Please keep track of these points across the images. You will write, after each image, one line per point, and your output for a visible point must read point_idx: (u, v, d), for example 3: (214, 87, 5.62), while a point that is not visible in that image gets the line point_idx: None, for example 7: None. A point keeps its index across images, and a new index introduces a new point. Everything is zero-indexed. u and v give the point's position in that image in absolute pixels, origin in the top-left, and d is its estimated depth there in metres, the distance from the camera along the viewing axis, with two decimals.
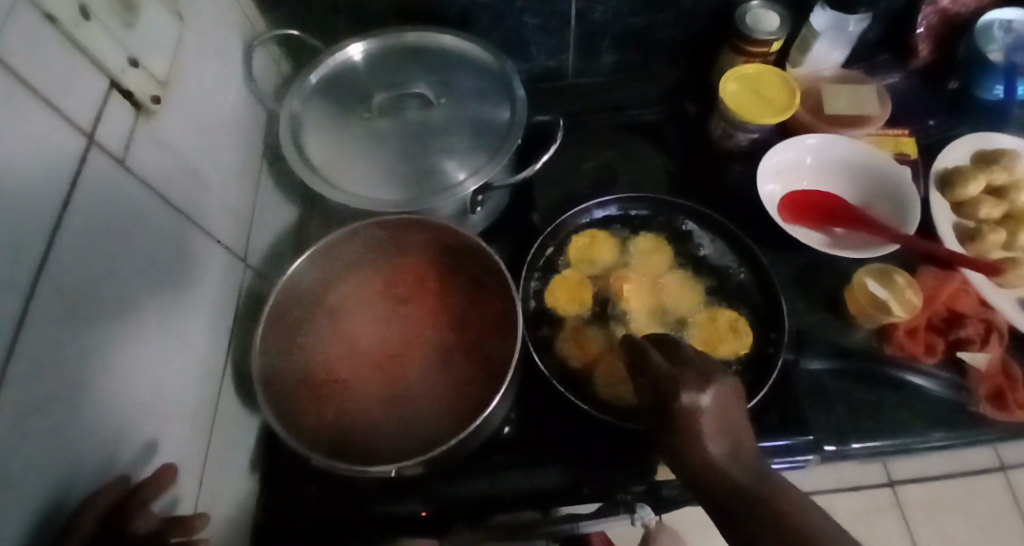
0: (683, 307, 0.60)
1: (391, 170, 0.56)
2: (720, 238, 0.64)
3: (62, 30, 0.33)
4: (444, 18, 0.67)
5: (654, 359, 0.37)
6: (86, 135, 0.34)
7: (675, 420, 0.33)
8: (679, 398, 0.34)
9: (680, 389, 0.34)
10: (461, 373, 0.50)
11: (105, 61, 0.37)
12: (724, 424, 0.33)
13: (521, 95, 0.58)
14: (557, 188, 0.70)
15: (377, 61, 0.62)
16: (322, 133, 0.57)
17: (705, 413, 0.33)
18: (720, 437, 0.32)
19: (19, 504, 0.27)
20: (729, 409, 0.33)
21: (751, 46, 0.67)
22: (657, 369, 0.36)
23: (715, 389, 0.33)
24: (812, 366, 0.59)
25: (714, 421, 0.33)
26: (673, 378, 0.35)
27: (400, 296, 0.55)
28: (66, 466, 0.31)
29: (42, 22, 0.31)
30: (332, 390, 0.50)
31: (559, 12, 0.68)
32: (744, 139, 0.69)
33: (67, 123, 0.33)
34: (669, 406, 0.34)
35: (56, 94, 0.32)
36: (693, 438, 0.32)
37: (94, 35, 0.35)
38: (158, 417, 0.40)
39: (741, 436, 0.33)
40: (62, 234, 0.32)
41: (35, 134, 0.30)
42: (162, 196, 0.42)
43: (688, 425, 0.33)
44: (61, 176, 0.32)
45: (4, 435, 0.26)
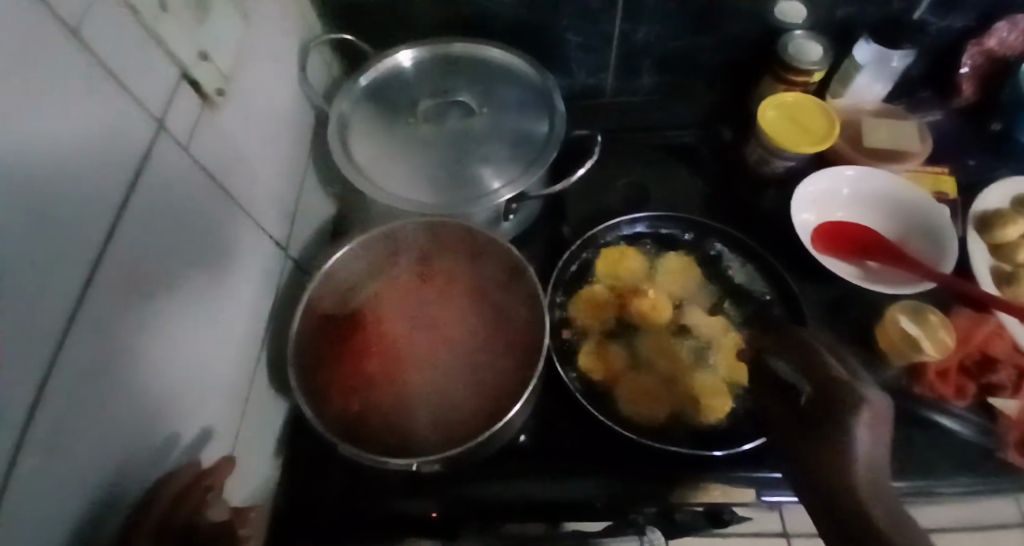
0: (708, 328, 0.59)
1: (432, 174, 0.58)
2: (748, 260, 0.64)
3: (142, 20, 0.35)
4: (491, 30, 0.69)
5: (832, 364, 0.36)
6: (156, 121, 0.36)
7: (824, 435, 0.32)
8: (840, 408, 0.32)
9: (848, 393, 0.33)
10: (485, 377, 0.51)
11: (179, 52, 0.39)
12: (873, 435, 0.32)
13: (561, 110, 0.60)
14: (590, 202, 0.72)
15: (421, 67, 0.64)
16: (368, 134, 0.59)
17: (864, 433, 0.31)
18: (871, 455, 0.31)
19: (66, 466, 0.29)
20: (879, 426, 0.32)
21: (792, 75, 0.68)
22: (824, 373, 0.36)
23: (872, 405, 0.32)
24: None
25: (866, 433, 0.32)
26: (840, 387, 0.33)
27: (430, 297, 0.56)
28: (113, 434, 0.33)
29: (125, 12, 0.34)
30: (360, 381, 0.51)
31: (602, 32, 0.70)
32: (780, 166, 0.69)
33: (139, 112, 0.35)
34: (824, 418, 0.33)
35: (132, 80, 0.34)
36: (834, 447, 0.31)
37: (170, 27, 0.38)
38: (197, 396, 0.41)
39: (883, 469, 0.31)
40: (127, 211, 0.33)
41: (109, 116, 0.32)
42: (218, 183, 0.44)
43: (830, 434, 0.32)
44: (131, 157, 0.34)
45: (58, 396, 0.28)
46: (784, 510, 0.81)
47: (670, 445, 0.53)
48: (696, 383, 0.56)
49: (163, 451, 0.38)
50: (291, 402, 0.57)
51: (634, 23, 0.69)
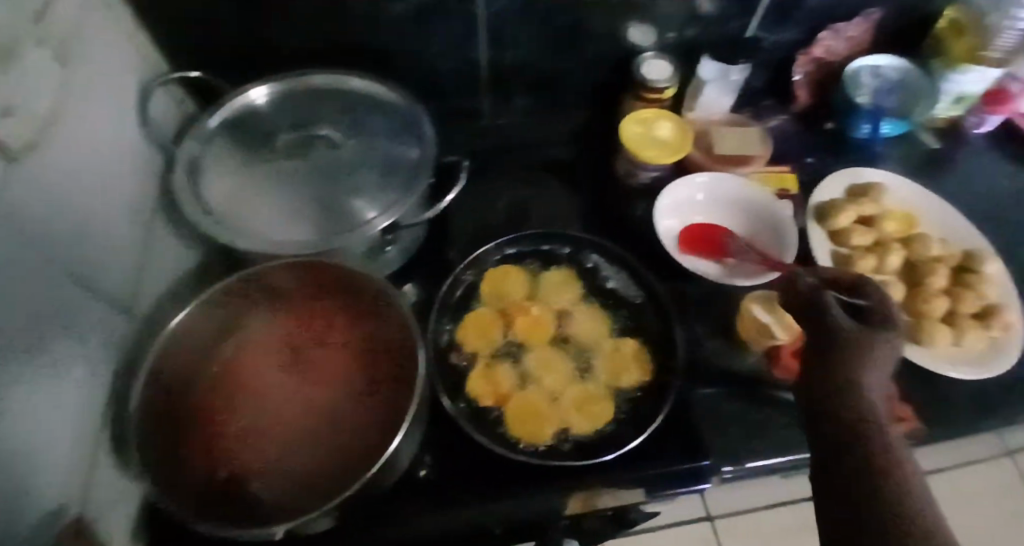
0: (588, 340, 0.62)
1: (297, 212, 0.56)
2: (620, 267, 0.66)
3: None
4: (353, 59, 0.68)
5: (836, 339, 0.35)
6: None
7: (836, 365, 0.34)
8: (858, 345, 0.35)
9: (867, 334, 0.35)
10: (360, 420, 0.49)
11: None
12: (878, 371, 0.35)
13: (430, 135, 0.61)
14: (472, 225, 0.73)
15: (277, 101, 0.62)
16: (223, 175, 0.57)
17: (872, 366, 0.34)
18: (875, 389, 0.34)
19: None
20: (885, 364, 0.35)
21: (647, 92, 0.72)
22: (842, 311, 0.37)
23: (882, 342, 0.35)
24: (703, 391, 0.62)
25: (876, 369, 0.34)
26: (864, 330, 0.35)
27: (300, 342, 0.54)
28: None
29: None
30: (221, 443, 0.48)
31: (469, 58, 0.71)
32: (646, 177, 0.74)
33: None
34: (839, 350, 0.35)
35: None
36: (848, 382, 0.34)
37: None
38: (28, 491, 0.36)
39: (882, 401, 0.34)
40: None
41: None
42: (34, 248, 0.40)
43: (846, 373, 0.34)
44: None
45: None
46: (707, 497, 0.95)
47: (561, 460, 0.54)
48: (579, 393, 0.58)
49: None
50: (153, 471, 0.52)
51: (500, 47, 0.70)
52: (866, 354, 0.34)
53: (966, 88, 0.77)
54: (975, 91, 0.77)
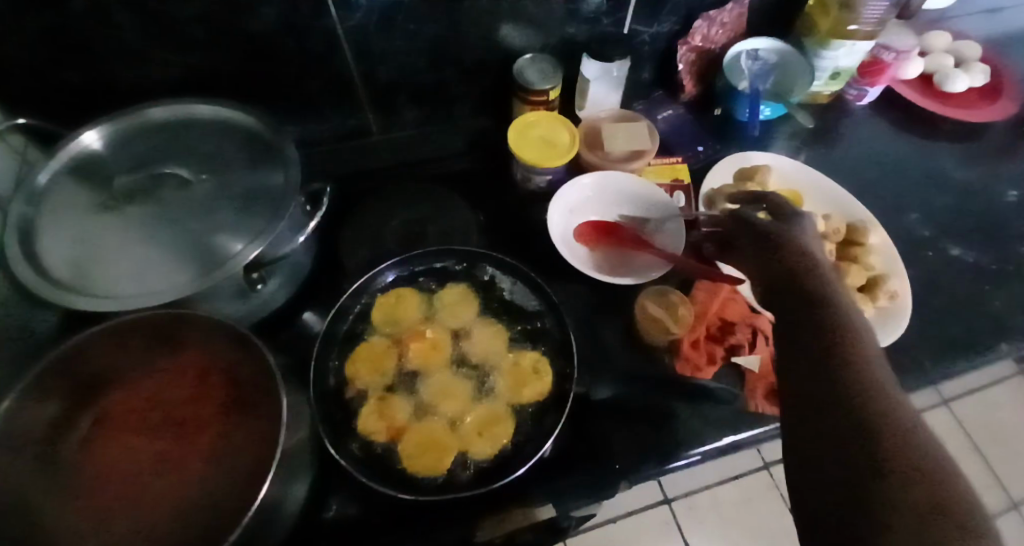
0: (487, 357, 0.59)
1: (150, 260, 0.52)
2: (517, 277, 0.64)
3: None
4: (211, 89, 0.64)
5: (820, 321, 0.41)
6: None
7: (838, 347, 0.39)
8: (846, 329, 0.40)
9: (855, 321, 0.41)
10: (233, 472, 0.47)
11: None
12: (877, 356, 0.39)
13: (291, 157, 0.57)
14: (364, 250, 0.70)
15: (118, 143, 0.57)
16: (61, 232, 0.52)
17: (869, 347, 0.39)
18: (881, 368, 0.39)
19: None
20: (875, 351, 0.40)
21: (532, 95, 0.71)
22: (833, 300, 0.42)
23: (867, 331, 0.41)
24: (601, 394, 0.61)
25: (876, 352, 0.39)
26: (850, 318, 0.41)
27: (169, 400, 0.51)
28: None
29: None
30: (85, 530, 0.45)
31: (340, 76, 0.68)
32: (542, 181, 0.72)
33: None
34: (835, 332, 0.40)
35: None
36: (851, 362, 0.38)
37: None
38: None
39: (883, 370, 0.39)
40: None
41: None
42: None
43: (844, 353, 0.38)
44: None
45: None
46: (660, 481, 1.09)
47: (458, 492, 0.51)
48: (478, 415, 0.56)
49: None
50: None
51: (371, 63, 0.67)
52: (857, 331, 0.40)
53: (840, 62, 0.79)
54: (848, 65, 0.79)
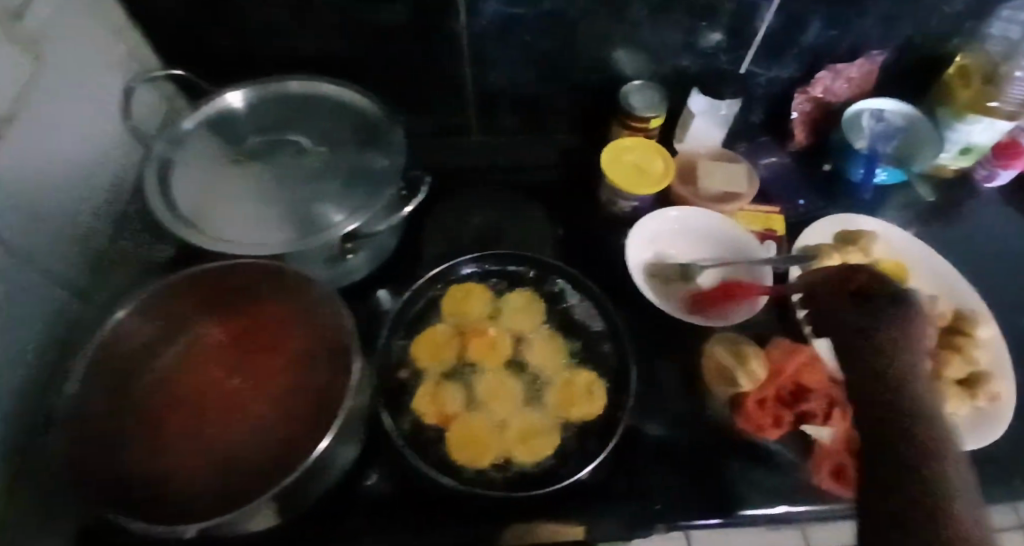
0: (544, 367, 0.59)
1: (256, 213, 0.56)
2: (587, 295, 0.63)
3: None
4: (333, 70, 0.69)
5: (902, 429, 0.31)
6: None
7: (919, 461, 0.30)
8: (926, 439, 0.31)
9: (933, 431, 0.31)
10: (294, 425, 0.48)
11: None
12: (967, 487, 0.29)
13: (398, 145, 0.60)
14: (442, 241, 0.72)
15: (254, 106, 0.63)
16: (190, 174, 0.58)
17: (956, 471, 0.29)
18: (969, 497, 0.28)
19: None
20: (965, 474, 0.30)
21: (634, 122, 0.71)
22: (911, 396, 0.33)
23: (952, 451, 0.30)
24: (653, 430, 0.59)
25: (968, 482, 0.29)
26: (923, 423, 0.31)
27: (251, 342, 0.53)
28: None
29: None
30: (150, 442, 0.48)
31: (451, 75, 0.70)
32: (627, 206, 0.72)
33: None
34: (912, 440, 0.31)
35: None
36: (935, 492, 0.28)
37: None
38: None
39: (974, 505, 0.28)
40: None
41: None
42: None
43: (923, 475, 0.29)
44: None
45: None
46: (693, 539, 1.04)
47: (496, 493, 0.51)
48: (524, 423, 0.55)
49: None
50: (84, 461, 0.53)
51: (482, 67, 0.69)
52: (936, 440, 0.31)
53: (974, 138, 0.73)
54: (982, 142, 0.74)
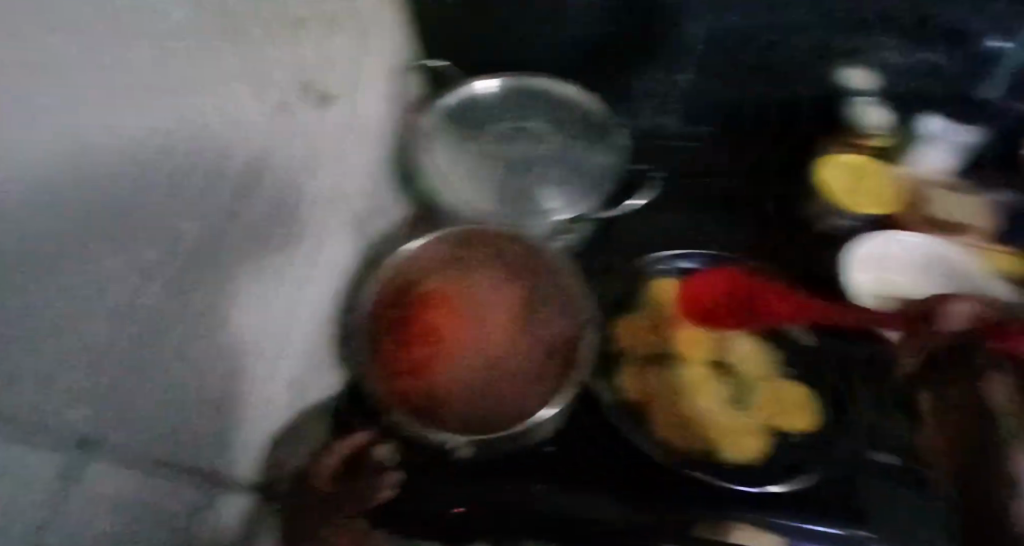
0: (753, 371, 0.60)
1: (496, 189, 0.64)
2: (799, 310, 0.64)
3: (267, 30, 0.39)
4: (570, 67, 0.73)
5: None
6: (257, 115, 0.39)
7: None
8: None
9: None
10: (527, 377, 0.57)
11: (281, 60, 0.42)
12: None
13: (624, 148, 0.66)
14: (644, 236, 0.73)
15: (505, 91, 0.69)
16: (448, 146, 0.66)
17: None
18: None
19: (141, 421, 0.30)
20: None
21: (856, 138, 0.70)
22: None
23: None
24: (888, 460, 0.54)
25: None
26: None
27: (482, 296, 0.60)
28: (196, 397, 0.35)
29: (255, 21, 0.38)
30: (407, 358, 0.57)
31: (678, 78, 0.72)
32: (839, 225, 0.70)
33: (275, 106, 0.41)
34: None
35: (255, 77, 0.38)
36: None
37: (279, 35, 0.41)
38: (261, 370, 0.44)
39: None
40: (237, 199, 0.37)
41: (253, 116, 0.38)
42: (307, 180, 0.48)
43: None
44: (244, 150, 0.37)
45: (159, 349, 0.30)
46: None
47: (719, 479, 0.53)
48: (734, 421, 0.56)
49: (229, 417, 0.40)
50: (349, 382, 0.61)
51: (709, 72, 0.71)
52: None
53: None
54: None
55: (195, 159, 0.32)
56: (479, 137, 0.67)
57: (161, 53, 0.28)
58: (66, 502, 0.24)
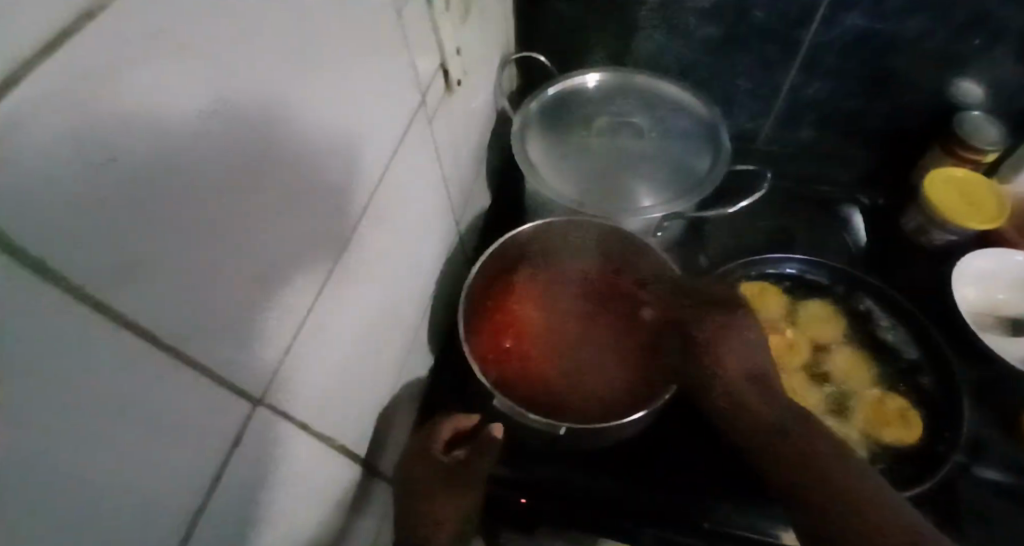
0: (848, 380, 0.61)
1: (589, 180, 0.63)
2: (901, 320, 0.62)
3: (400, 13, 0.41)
4: (663, 67, 0.74)
5: None
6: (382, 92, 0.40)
7: None
8: None
9: None
10: (621, 372, 0.59)
11: (409, 43, 0.43)
12: None
13: (726, 149, 0.65)
14: (731, 238, 0.73)
15: (605, 88, 0.70)
16: (545, 135, 0.66)
17: None
18: None
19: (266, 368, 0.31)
20: None
21: (966, 152, 0.68)
22: None
23: None
24: (987, 475, 0.56)
25: None
26: None
27: (563, 294, 0.64)
28: (319, 355, 0.37)
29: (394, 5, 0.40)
30: (499, 347, 0.60)
31: (774, 81, 0.72)
32: (940, 238, 0.70)
33: (397, 86, 0.43)
34: None
35: (384, 57, 0.40)
36: None
37: (411, 19, 0.43)
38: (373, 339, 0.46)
39: None
40: (361, 172, 0.39)
41: (383, 104, 0.41)
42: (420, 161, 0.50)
43: None
44: (370, 125, 0.39)
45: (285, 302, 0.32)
46: None
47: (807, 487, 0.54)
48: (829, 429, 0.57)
49: (346, 379, 0.42)
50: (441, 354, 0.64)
51: (808, 76, 0.70)
52: None
53: None
54: None
55: (341, 142, 0.35)
56: (576, 128, 0.67)
57: (323, 45, 0.31)
58: (230, 450, 0.29)
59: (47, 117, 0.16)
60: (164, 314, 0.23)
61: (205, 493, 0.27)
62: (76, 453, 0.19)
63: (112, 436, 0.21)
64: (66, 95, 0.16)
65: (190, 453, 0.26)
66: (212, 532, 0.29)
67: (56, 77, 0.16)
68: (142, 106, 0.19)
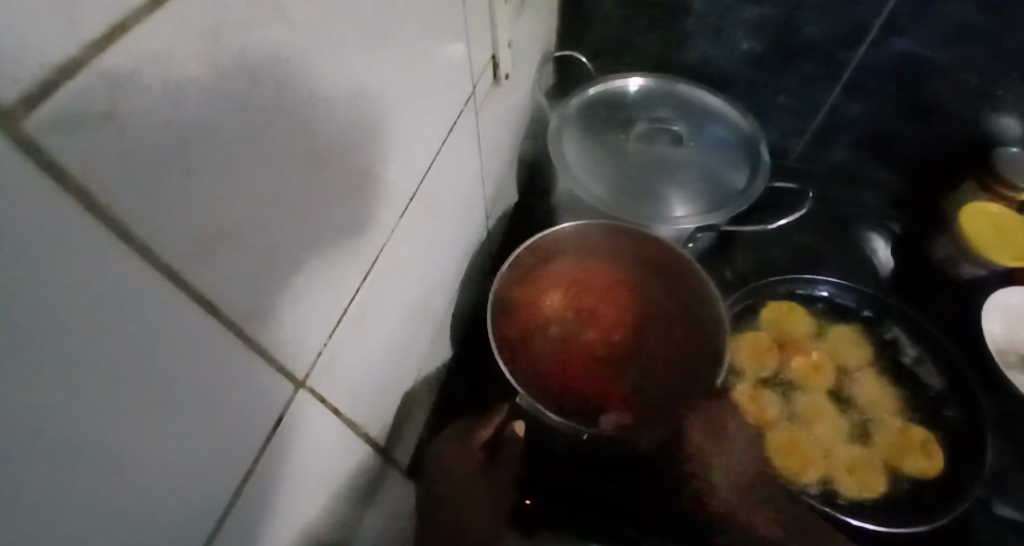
0: (873, 408, 0.60)
1: (622, 183, 0.62)
2: (928, 351, 0.62)
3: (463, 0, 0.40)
4: (705, 75, 0.73)
5: None
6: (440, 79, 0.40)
7: None
8: None
9: None
10: (651, 378, 0.56)
11: (467, 32, 0.43)
12: None
13: (765, 166, 0.64)
14: (758, 253, 0.73)
15: (647, 92, 0.69)
16: (582, 135, 0.65)
17: None
18: None
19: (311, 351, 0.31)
20: None
21: (1002, 188, 0.67)
22: None
23: None
24: (1004, 512, 0.57)
25: None
26: None
27: (595, 290, 0.61)
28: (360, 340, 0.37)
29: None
30: (522, 338, 0.57)
31: (814, 100, 0.71)
32: (969, 272, 0.69)
33: (453, 73, 0.42)
34: None
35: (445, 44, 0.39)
36: None
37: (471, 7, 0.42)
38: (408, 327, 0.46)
39: None
40: (412, 159, 0.38)
41: (438, 90, 0.40)
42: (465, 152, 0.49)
43: None
44: (425, 112, 0.39)
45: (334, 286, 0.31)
46: None
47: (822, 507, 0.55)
48: (849, 455, 0.58)
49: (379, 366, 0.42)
50: (463, 346, 0.64)
51: (850, 97, 0.70)
52: None
53: None
54: None
55: (395, 125, 0.34)
56: (614, 131, 0.66)
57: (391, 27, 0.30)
58: (272, 431, 0.29)
59: (153, 78, 0.15)
60: (231, 288, 0.22)
61: (247, 471, 0.27)
62: (135, 427, 0.19)
63: (171, 412, 0.20)
64: (172, 56, 0.16)
65: (237, 432, 0.25)
66: (248, 507, 0.28)
67: (157, 37, 0.15)
68: (233, 67, 0.19)
